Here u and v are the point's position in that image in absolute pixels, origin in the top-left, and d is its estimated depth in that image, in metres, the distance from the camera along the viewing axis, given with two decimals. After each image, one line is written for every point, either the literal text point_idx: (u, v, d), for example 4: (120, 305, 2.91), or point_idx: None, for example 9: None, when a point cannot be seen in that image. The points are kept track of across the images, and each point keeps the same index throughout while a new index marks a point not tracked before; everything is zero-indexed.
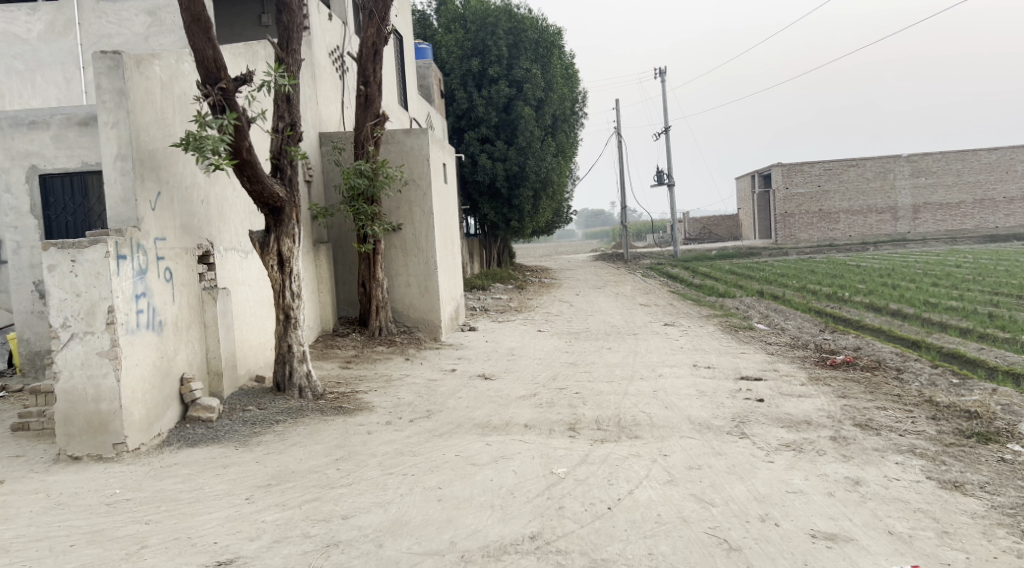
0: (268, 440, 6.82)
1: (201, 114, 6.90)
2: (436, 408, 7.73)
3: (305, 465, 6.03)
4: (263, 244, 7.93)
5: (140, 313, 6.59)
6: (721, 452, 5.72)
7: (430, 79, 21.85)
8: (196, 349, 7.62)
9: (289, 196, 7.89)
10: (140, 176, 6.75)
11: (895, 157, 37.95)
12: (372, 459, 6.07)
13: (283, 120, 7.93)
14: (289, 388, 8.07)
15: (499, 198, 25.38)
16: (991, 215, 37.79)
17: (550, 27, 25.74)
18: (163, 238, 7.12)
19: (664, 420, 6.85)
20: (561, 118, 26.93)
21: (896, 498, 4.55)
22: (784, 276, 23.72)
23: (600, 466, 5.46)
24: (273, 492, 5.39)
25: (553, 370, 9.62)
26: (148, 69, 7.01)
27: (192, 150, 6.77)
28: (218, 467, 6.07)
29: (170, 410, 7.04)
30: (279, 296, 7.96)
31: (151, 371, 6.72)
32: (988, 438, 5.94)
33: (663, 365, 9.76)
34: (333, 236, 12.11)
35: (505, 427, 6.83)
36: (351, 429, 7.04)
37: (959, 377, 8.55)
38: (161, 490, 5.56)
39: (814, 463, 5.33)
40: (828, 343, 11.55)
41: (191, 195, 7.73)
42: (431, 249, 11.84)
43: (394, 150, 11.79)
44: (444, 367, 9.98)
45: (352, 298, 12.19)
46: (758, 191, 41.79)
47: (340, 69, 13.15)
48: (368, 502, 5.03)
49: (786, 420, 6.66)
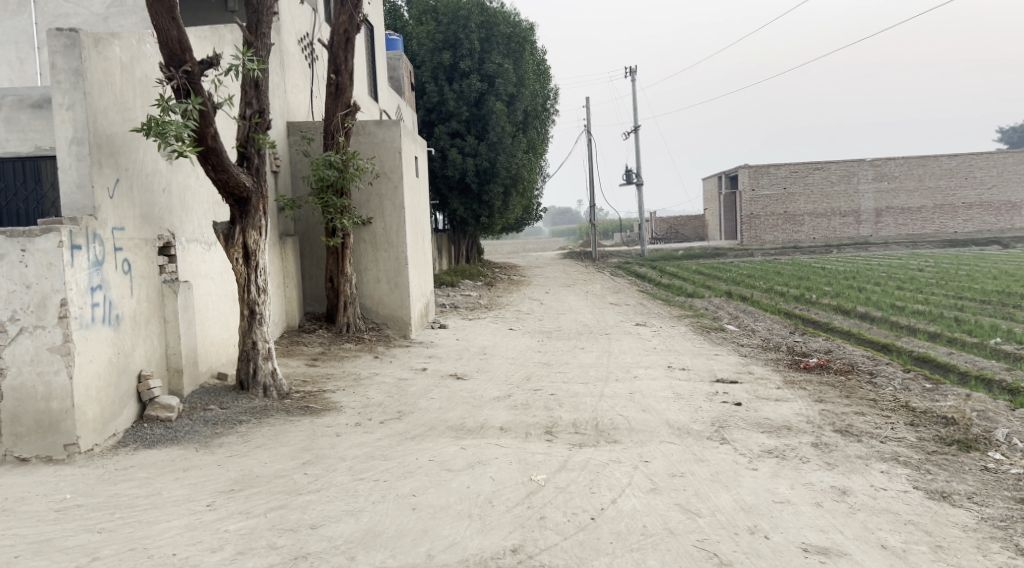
0: (231, 442, 6.51)
1: (163, 98, 6.52)
2: (407, 409, 7.47)
3: (270, 468, 5.73)
4: (227, 236, 7.57)
5: (95, 307, 6.22)
6: (703, 458, 5.58)
7: (401, 71, 21.45)
8: (155, 345, 7.25)
9: (256, 187, 7.55)
10: (97, 162, 6.36)
11: (859, 162, 38.58)
12: (341, 463, 5.80)
13: (251, 107, 7.58)
14: (253, 387, 7.73)
15: (469, 194, 25.10)
16: (949, 221, 38.66)
17: (522, 22, 25.52)
18: (122, 228, 6.74)
19: (642, 423, 6.71)
20: (532, 115, 26.74)
21: (886, 509, 4.46)
22: (751, 277, 23.89)
23: (581, 472, 5.28)
24: (236, 499, 5.09)
25: (526, 370, 9.42)
26: (107, 48, 6.61)
27: (154, 136, 6.42)
28: (177, 471, 5.74)
29: (127, 409, 6.68)
30: (243, 291, 7.62)
31: (106, 369, 6.35)
32: (968, 446, 5.91)
33: (637, 366, 9.63)
34: (300, 229, 11.74)
35: (480, 430, 6.61)
36: (318, 430, 6.75)
37: (932, 382, 8.58)
38: (114, 495, 5.21)
39: (798, 471, 5.22)
40: (799, 345, 11.55)
41: (152, 183, 7.35)
42: (401, 244, 11.55)
43: (365, 142, 11.46)
44: (414, 366, 9.72)
45: (318, 293, 11.84)
46: (724, 192, 42.23)
47: (310, 56, 12.77)
48: (338, 510, 4.77)
49: (765, 425, 6.55)
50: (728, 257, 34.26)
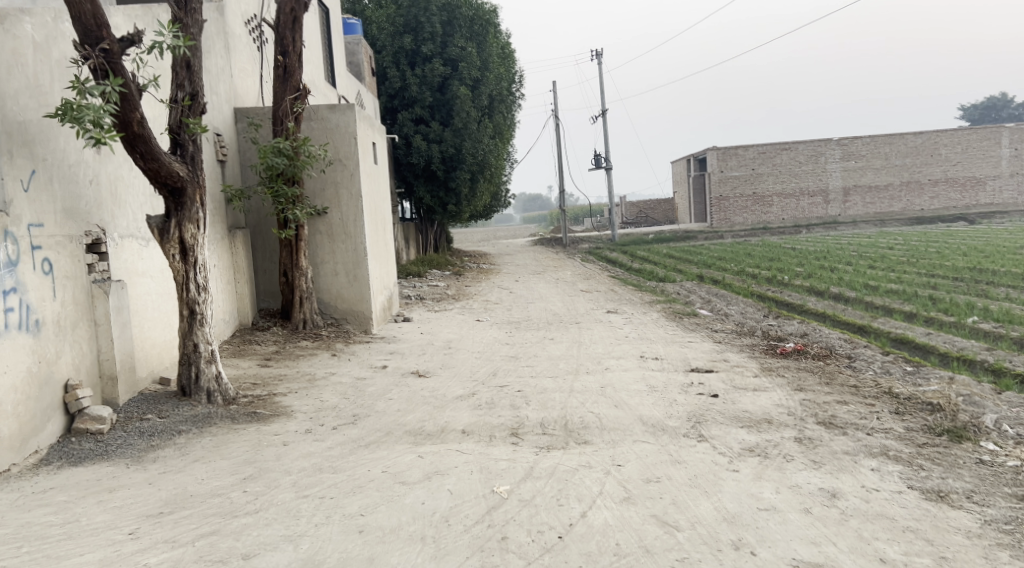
0: (166, 456, 5.91)
1: (78, 79, 5.86)
2: (364, 413, 6.95)
3: (206, 486, 5.17)
4: (161, 231, 6.93)
5: (9, 312, 5.57)
6: (680, 459, 5.15)
7: (361, 56, 20.70)
8: (85, 351, 6.59)
9: (192, 176, 6.91)
10: (8, 152, 5.67)
11: (826, 141, 38.62)
12: (286, 477, 5.26)
13: (182, 89, 6.93)
14: (195, 393, 7.12)
15: (435, 181, 24.47)
16: (916, 198, 38.93)
17: (485, 4, 24.85)
18: (40, 224, 6.07)
19: (614, 421, 6.25)
20: (499, 100, 25.96)
21: (880, 514, 4.12)
22: (722, 259, 23.67)
23: (547, 482, 4.81)
24: (163, 525, 4.53)
25: (492, 365, 8.94)
26: (16, 26, 5.92)
27: (69, 121, 5.74)
28: (101, 493, 5.12)
29: (53, 423, 6.03)
30: (181, 290, 7.00)
31: (26, 381, 5.70)
32: (960, 436, 5.55)
33: (609, 357, 9.19)
34: (251, 221, 11.09)
35: (439, 434, 6.11)
36: (263, 440, 6.20)
37: (914, 364, 8.28)
38: (26, 524, 4.59)
39: (783, 472, 4.83)
40: (774, 329, 11.23)
41: (77, 174, 6.70)
42: (360, 234, 10.95)
43: (317, 127, 10.79)
44: (374, 364, 9.18)
45: (273, 288, 11.24)
46: (693, 174, 42.08)
47: (258, 38, 12.05)
48: (276, 535, 4.25)
49: (745, 419, 6.15)
50: (698, 240, 34.08)
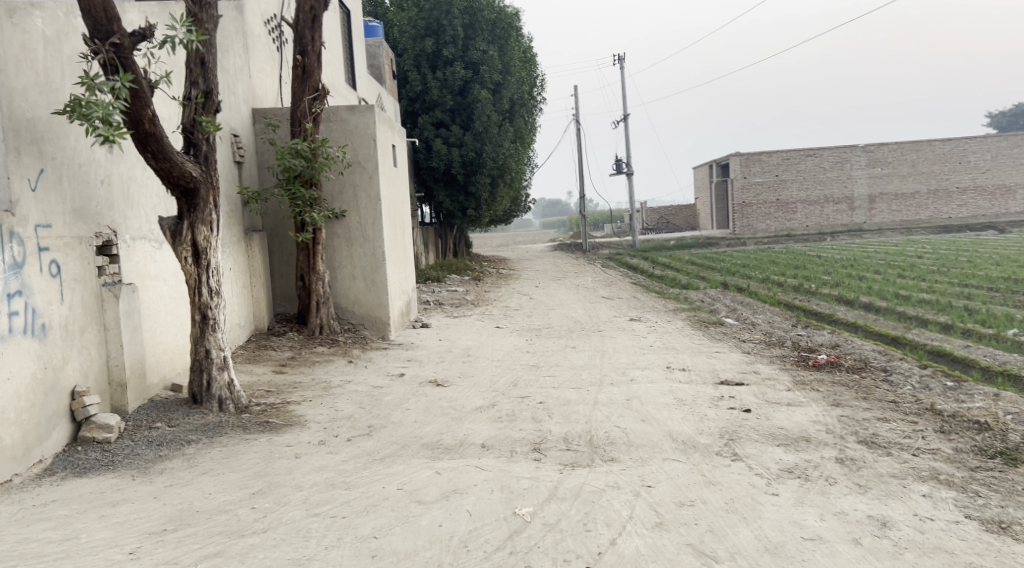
0: (174, 468, 5.68)
1: (88, 75, 5.67)
2: (379, 424, 6.69)
3: (213, 501, 4.92)
4: (174, 233, 6.72)
5: (13, 316, 5.36)
6: (715, 481, 4.81)
7: (381, 59, 20.50)
8: (93, 356, 6.38)
9: (205, 177, 6.70)
10: (14, 149, 5.48)
11: (852, 148, 37.92)
12: (297, 493, 5.00)
13: (197, 87, 6.74)
14: (207, 401, 6.90)
15: (454, 185, 24.24)
16: (944, 206, 38.13)
17: (507, 7, 24.62)
18: (47, 225, 5.87)
19: (642, 437, 5.93)
20: (521, 103, 25.70)
21: (938, 547, 3.78)
22: (745, 267, 23.13)
23: (573, 503, 4.50)
24: (166, 544, 4.28)
25: (513, 374, 8.63)
26: (26, 20, 5.74)
27: (77, 118, 5.54)
28: (105, 507, 4.88)
29: (58, 431, 5.81)
30: (193, 294, 6.78)
31: (30, 387, 5.49)
32: (1014, 459, 5.18)
33: (634, 368, 8.85)
34: (267, 224, 10.90)
35: (458, 448, 5.83)
36: (275, 451, 5.96)
37: (954, 379, 7.87)
38: (24, 540, 4.36)
39: (826, 497, 4.48)
40: (803, 340, 10.82)
41: (88, 174, 6.52)
42: (378, 237, 10.71)
43: (336, 129, 10.58)
44: (391, 372, 8.90)
45: (289, 292, 11.06)
46: (715, 180, 41.57)
47: (277, 38, 11.88)
48: (282, 559, 3.98)
49: (781, 437, 5.80)
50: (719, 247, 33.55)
